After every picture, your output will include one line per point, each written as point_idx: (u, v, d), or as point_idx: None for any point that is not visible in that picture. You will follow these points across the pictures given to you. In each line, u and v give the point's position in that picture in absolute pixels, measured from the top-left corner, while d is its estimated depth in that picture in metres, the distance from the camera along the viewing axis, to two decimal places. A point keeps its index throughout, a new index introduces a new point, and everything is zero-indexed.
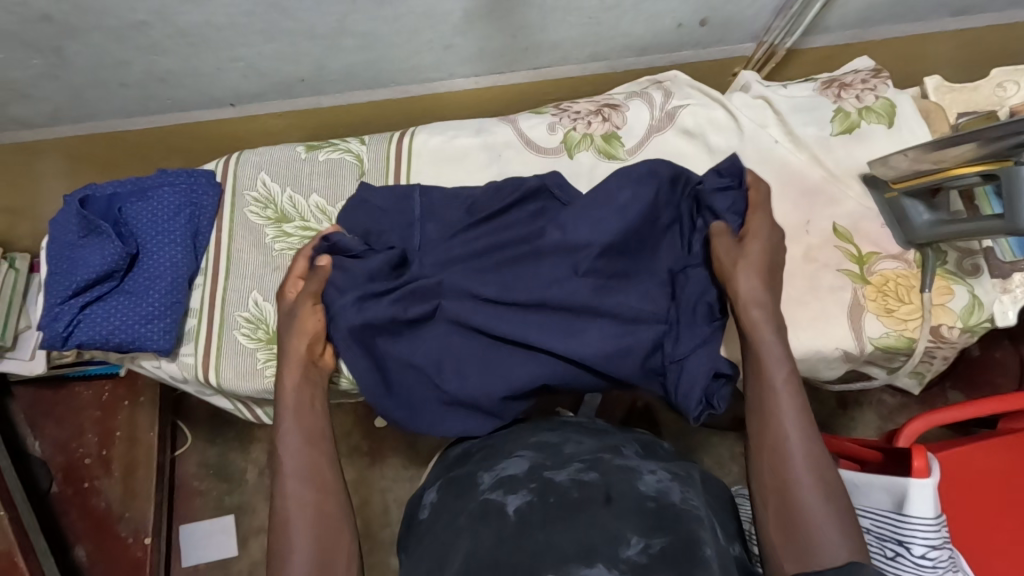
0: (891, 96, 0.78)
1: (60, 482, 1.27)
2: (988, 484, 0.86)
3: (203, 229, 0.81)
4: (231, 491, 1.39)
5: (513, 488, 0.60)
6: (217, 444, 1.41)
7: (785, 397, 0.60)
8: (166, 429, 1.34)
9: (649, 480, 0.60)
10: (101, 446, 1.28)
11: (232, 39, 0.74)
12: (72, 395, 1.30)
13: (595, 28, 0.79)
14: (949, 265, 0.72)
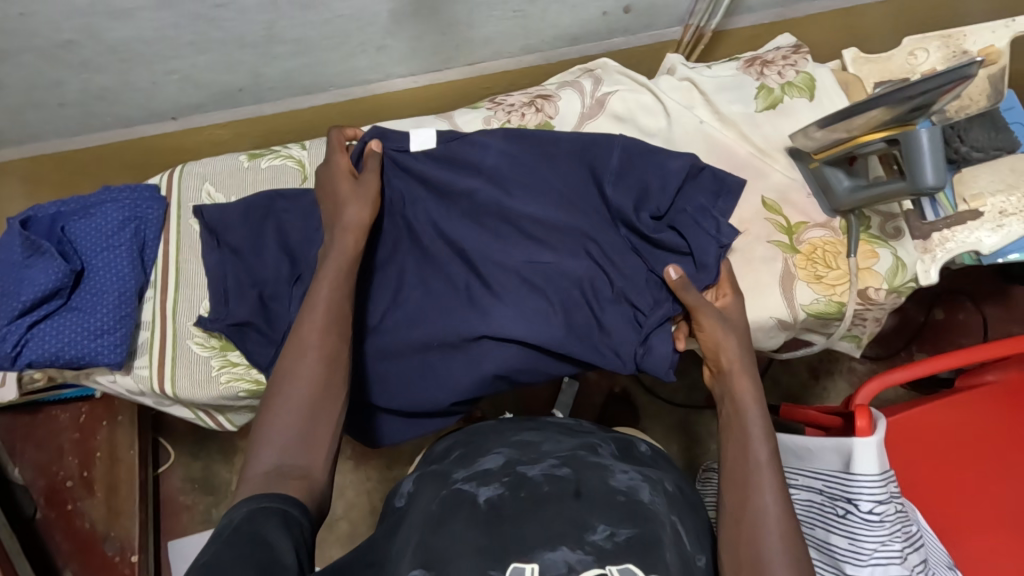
0: (810, 71, 0.80)
1: (42, 506, 1.27)
2: (940, 436, 0.89)
3: (149, 243, 0.82)
4: (216, 503, 1.41)
5: (486, 481, 0.59)
6: (201, 457, 1.43)
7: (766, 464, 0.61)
8: (145, 445, 1.35)
9: (621, 476, 0.61)
10: (82, 467, 1.28)
11: (163, 53, 0.75)
12: (49, 419, 1.29)
13: (522, 21, 0.80)
14: (873, 229, 0.75)
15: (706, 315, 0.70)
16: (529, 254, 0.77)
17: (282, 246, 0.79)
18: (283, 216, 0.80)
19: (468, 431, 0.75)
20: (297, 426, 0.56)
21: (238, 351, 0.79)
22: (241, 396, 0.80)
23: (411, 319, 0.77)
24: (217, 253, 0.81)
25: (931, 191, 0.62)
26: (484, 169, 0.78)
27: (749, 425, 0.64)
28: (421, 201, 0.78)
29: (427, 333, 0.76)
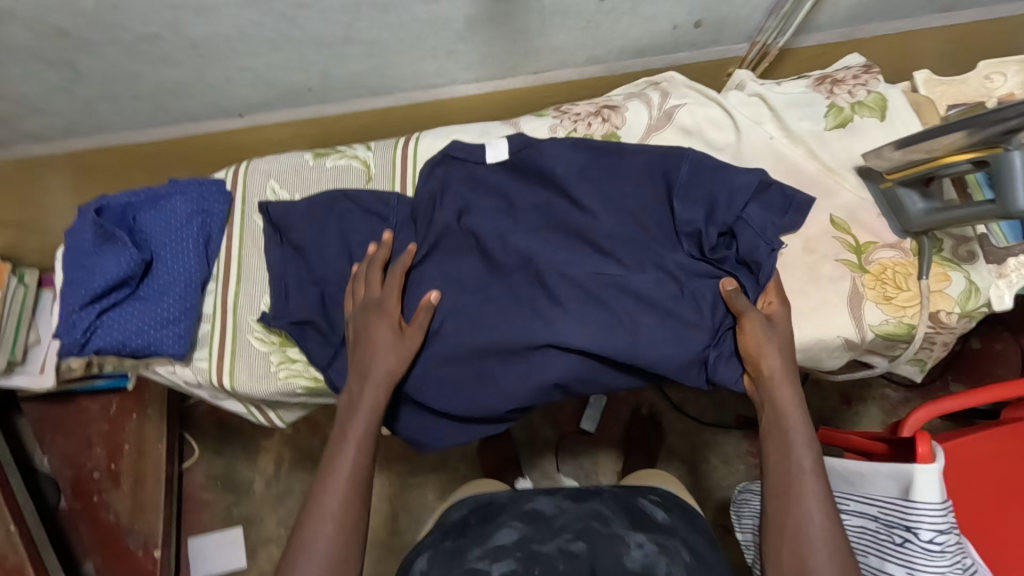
0: (882, 91, 0.80)
1: (67, 496, 1.32)
2: (1001, 469, 0.87)
3: (214, 236, 0.82)
4: (238, 502, 1.41)
5: (498, 558, 0.71)
6: (223, 455, 1.43)
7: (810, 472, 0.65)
8: (175, 441, 1.36)
9: (634, 555, 0.70)
10: (110, 459, 1.31)
11: (241, 50, 0.76)
12: (79, 411, 1.33)
13: (593, 32, 0.81)
14: (945, 252, 0.74)
15: (751, 323, 0.71)
16: (594, 266, 0.76)
17: (346, 246, 0.80)
18: (348, 216, 0.81)
19: (480, 499, 0.87)
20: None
21: (298, 347, 0.79)
22: (298, 392, 0.80)
23: (472, 323, 0.77)
24: (280, 250, 0.82)
25: (1021, 215, 0.60)
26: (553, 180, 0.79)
27: (791, 436, 0.66)
28: (491, 215, 0.80)
29: (487, 337, 0.75)
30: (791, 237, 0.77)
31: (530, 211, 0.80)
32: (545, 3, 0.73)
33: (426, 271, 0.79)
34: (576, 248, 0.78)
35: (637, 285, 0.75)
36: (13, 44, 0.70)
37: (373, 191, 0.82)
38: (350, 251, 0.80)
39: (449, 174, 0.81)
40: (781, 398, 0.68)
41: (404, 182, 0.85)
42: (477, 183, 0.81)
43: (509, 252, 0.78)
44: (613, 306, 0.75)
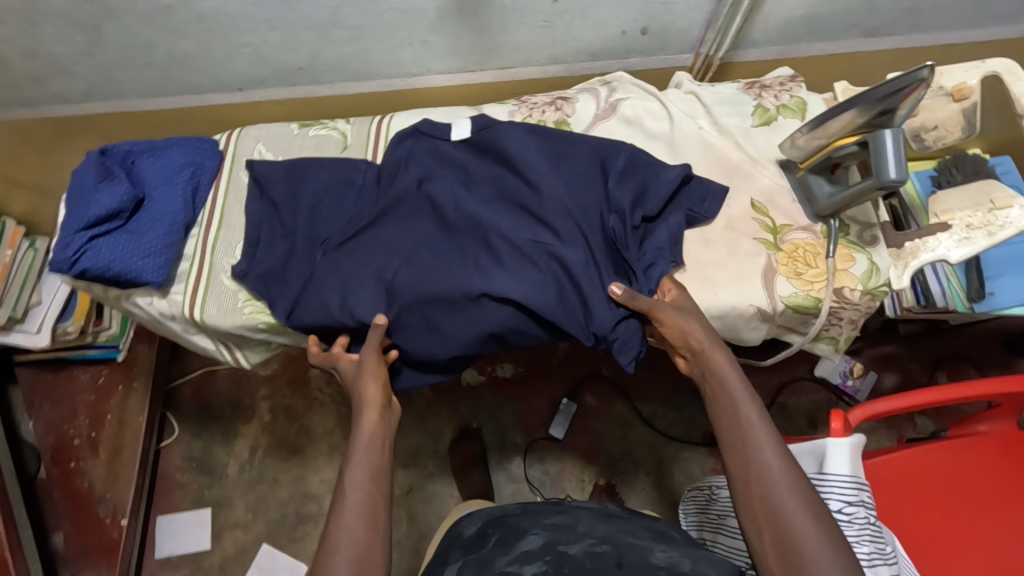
0: (803, 96, 0.90)
1: (46, 464, 1.38)
2: (924, 475, 1.01)
3: (202, 187, 0.92)
4: (209, 486, 1.44)
5: (528, 561, 0.73)
6: (202, 438, 1.48)
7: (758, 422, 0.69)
8: (154, 416, 1.43)
9: (660, 555, 0.74)
10: (91, 428, 1.39)
11: (241, 26, 0.88)
12: (69, 379, 1.43)
13: (550, 32, 0.92)
14: (851, 236, 0.82)
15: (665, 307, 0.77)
16: (533, 231, 0.83)
17: (316, 203, 0.89)
18: (322, 176, 0.90)
19: (492, 514, 0.92)
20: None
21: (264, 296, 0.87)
22: (260, 328, 0.88)
23: (415, 275, 0.82)
24: (262, 207, 0.91)
25: (895, 187, 0.69)
26: (505, 157, 0.87)
27: (733, 391, 0.71)
28: (446, 181, 0.87)
29: (427, 287, 0.81)
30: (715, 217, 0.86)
31: (482, 180, 0.87)
32: (505, 1, 0.85)
33: (382, 228, 0.86)
34: (519, 215, 0.85)
35: (571, 250, 0.81)
36: (49, 6, 0.82)
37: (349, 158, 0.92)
38: (318, 209, 0.89)
39: (414, 148, 0.90)
40: (717, 362, 0.74)
41: (375, 150, 0.95)
42: (439, 156, 0.89)
43: (458, 214, 0.85)
44: (547, 268, 0.81)
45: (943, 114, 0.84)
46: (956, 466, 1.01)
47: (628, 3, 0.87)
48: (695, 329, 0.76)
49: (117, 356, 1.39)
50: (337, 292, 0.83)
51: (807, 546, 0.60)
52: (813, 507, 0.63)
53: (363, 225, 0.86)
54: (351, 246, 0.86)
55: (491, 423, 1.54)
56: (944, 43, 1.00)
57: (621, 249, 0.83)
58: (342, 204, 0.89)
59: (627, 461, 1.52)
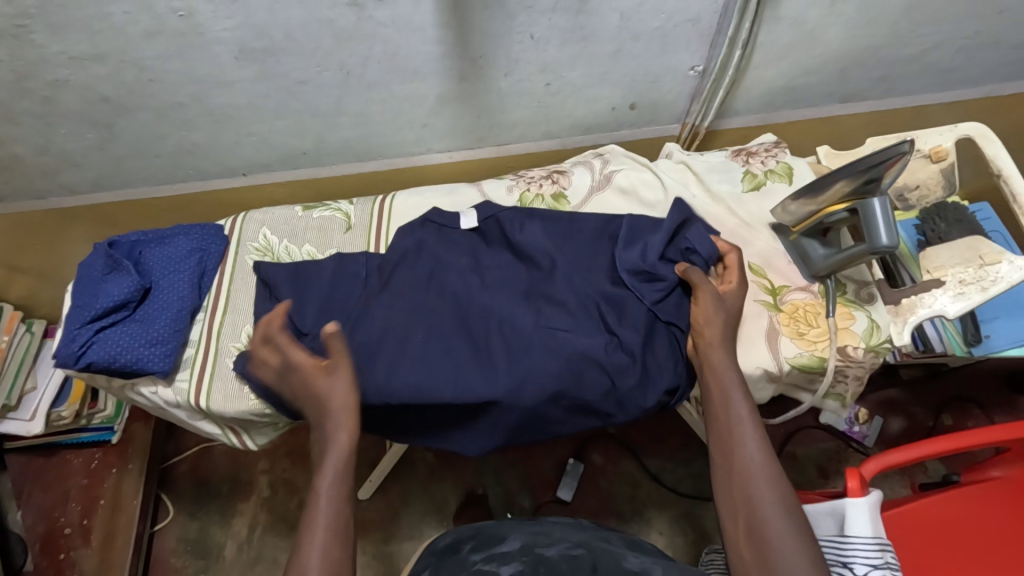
0: (788, 161, 0.94)
1: (34, 555, 1.31)
2: (940, 524, 1.00)
3: (208, 271, 0.94)
4: (206, 570, 1.38)
5: (504, 561, 0.73)
6: (199, 518, 1.42)
7: (746, 418, 0.72)
8: (150, 496, 1.39)
9: (634, 561, 0.74)
10: (84, 514, 1.35)
11: (249, 117, 0.91)
12: (61, 463, 1.40)
13: (544, 110, 0.96)
14: (849, 294, 0.84)
15: (704, 294, 0.81)
16: (550, 313, 0.86)
17: (326, 299, 0.90)
18: (328, 271, 0.92)
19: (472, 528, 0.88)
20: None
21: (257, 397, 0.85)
22: (267, 413, 0.86)
23: (427, 374, 0.82)
24: (264, 299, 0.91)
25: (886, 253, 0.71)
26: (514, 245, 0.91)
27: (728, 388, 0.74)
28: (453, 267, 0.90)
29: (437, 391, 0.81)
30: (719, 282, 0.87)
31: (495, 266, 0.91)
32: (501, 85, 0.89)
33: (396, 315, 0.87)
34: (533, 300, 0.87)
35: (597, 336, 0.83)
36: (63, 108, 0.86)
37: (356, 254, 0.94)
38: (328, 304, 0.90)
39: (423, 238, 0.93)
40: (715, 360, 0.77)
41: (376, 232, 0.97)
42: (447, 245, 0.92)
43: (473, 302, 0.87)
44: (572, 348, 0.82)
45: (923, 174, 0.89)
46: (966, 509, 1.01)
47: (617, 82, 0.92)
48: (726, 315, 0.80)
49: (111, 437, 1.37)
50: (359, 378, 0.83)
51: (773, 532, 0.64)
52: (790, 509, 0.66)
53: (373, 319, 0.87)
54: (361, 327, 0.86)
55: (497, 489, 1.50)
56: (916, 105, 1.06)
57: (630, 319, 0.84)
58: (347, 293, 0.91)
59: (640, 521, 1.48)
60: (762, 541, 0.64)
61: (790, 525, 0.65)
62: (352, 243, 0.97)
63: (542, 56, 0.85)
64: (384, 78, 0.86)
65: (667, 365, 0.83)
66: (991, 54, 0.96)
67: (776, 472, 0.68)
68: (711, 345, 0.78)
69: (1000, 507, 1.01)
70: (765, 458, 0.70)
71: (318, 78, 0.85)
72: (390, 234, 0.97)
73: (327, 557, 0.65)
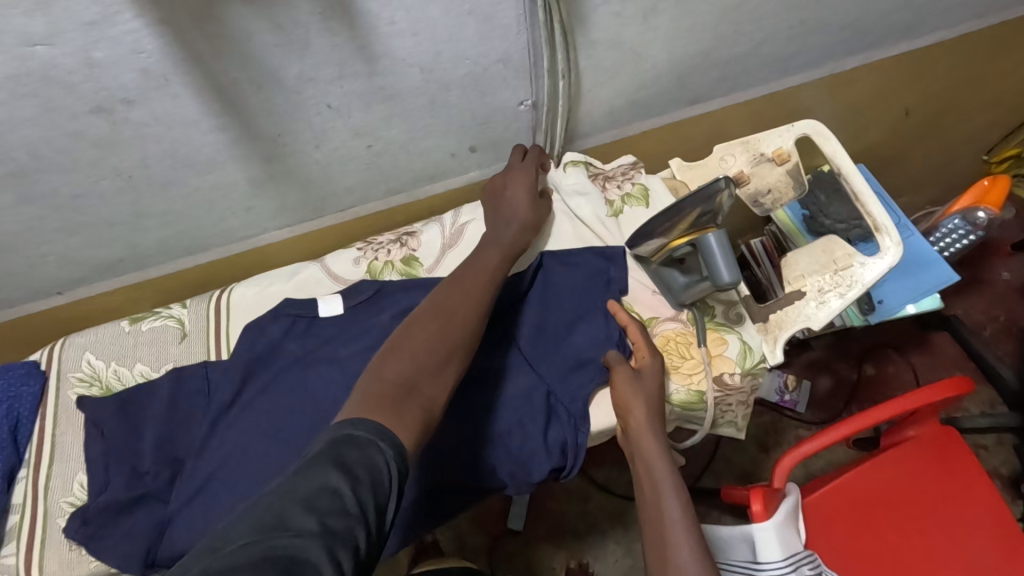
0: (645, 182, 0.90)
1: None
2: (867, 501, 1.01)
3: (24, 421, 0.82)
4: None
5: None
6: None
7: (679, 519, 0.64)
8: None
9: None
10: None
11: (34, 239, 0.80)
12: None
13: (377, 171, 0.89)
14: (718, 317, 0.81)
15: (621, 375, 0.74)
16: None
17: (164, 427, 0.79)
18: (164, 394, 0.81)
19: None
20: (439, 354, 0.61)
21: (96, 557, 0.76)
22: (114, 571, 0.77)
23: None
24: (92, 440, 0.80)
25: (732, 288, 0.70)
26: (368, 326, 0.83)
27: (659, 483, 0.67)
28: (302, 364, 0.81)
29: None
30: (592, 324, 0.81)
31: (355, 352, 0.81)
32: (316, 157, 0.81)
33: (243, 427, 0.78)
34: None
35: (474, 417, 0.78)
36: None
37: (197, 365, 0.84)
38: (167, 433, 0.79)
39: (273, 337, 0.83)
40: (645, 447, 0.70)
41: (215, 335, 0.87)
42: (294, 337, 0.83)
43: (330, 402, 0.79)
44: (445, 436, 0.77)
45: (772, 178, 0.87)
46: (889, 476, 1.03)
47: (446, 131, 0.85)
48: (653, 391, 0.73)
49: None
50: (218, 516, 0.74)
51: None
52: None
53: (219, 444, 0.78)
54: (208, 452, 0.78)
55: (445, 535, 1.44)
56: (765, 94, 1.03)
57: (510, 396, 0.78)
58: (190, 414, 0.81)
59: (594, 538, 1.44)
60: None
61: None
62: (190, 353, 0.86)
63: (350, 122, 0.77)
64: (176, 175, 0.76)
65: (555, 438, 0.77)
66: (820, 36, 0.93)
67: None
68: (638, 434, 0.70)
69: (913, 471, 1.03)
70: (703, 563, 0.62)
71: (96, 189, 0.74)
72: (230, 339, 0.87)
73: (438, 333, 0.63)
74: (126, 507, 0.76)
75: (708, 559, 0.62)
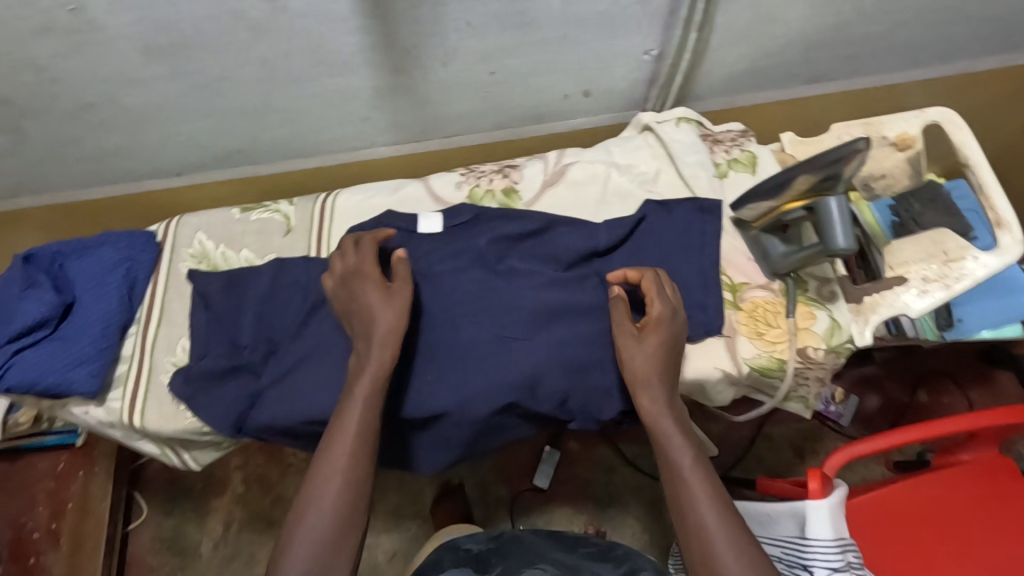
0: (754, 150, 0.89)
1: (6, 561, 1.25)
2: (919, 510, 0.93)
3: (139, 282, 0.88)
4: (183, 566, 1.35)
5: None
6: (174, 514, 1.39)
7: (691, 470, 0.68)
8: (121, 499, 1.33)
9: None
10: (51, 519, 1.27)
11: (170, 117, 0.85)
12: (26, 467, 1.32)
13: (491, 100, 0.90)
14: (810, 292, 0.81)
15: (623, 336, 0.74)
16: (498, 315, 0.82)
17: (262, 312, 0.84)
18: (265, 279, 0.86)
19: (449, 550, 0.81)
20: (343, 518, 0.67)
21: (193, 414, 0.82)
22: (206, 430, 0.83)
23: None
24: (200, 308, 0.87)
25: (843, 255, 0.71)
26: (464, 247, 0.86)
27: (671, 439, 0.70)
28: (397, 270, 0.85)
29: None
30: (683, 274, 0.82)
31: (448, 267, 0.85)
32: (441, 76, 0.83)
33: (336, 317, 0.83)
34: (487, 302, 0.83)
35: (556, 347, 0.80)
36: None
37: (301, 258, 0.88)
38: (263, 315, 0.84)
39: (374, 243, 0.87)
40: (647, 407, 0.72)
41: (318, 234, 0.91)
42: (392, 244, 0.87)
43: (421, 309, 0.83)
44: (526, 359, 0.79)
45: (889, 163, 0.86)
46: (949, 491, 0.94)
47: (566, 70, 0.86)
48: (642, 362, 0.73)
49: (76, 439, 1.28)
50: (305, 397, 0.79)
51: None
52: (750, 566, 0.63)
53: (316, 331, 0.83)
54: (304, 337, 0.82)
55: (477, 478, 1.49)
56: (886, 83, 1.00)
57: (590, 333, 0.81)
58: (280, 300, 0.85)
59: (620, 506, 1.46)
60: None
61: None
62: (292, 247, 0.91)
63: (481, 44, 0.79)
64: (311, 73, 0.80)
65: None
66: (959, 30, 0.91)
67: (729, 526, 0.65)
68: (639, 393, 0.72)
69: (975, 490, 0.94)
70: (719, 514, 0.66)
71: (239, 74, 0.78)
72: (332, 238, 0.91)
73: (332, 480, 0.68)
74: (225, 374, 0.82)
75: (726, 510, 0.66)
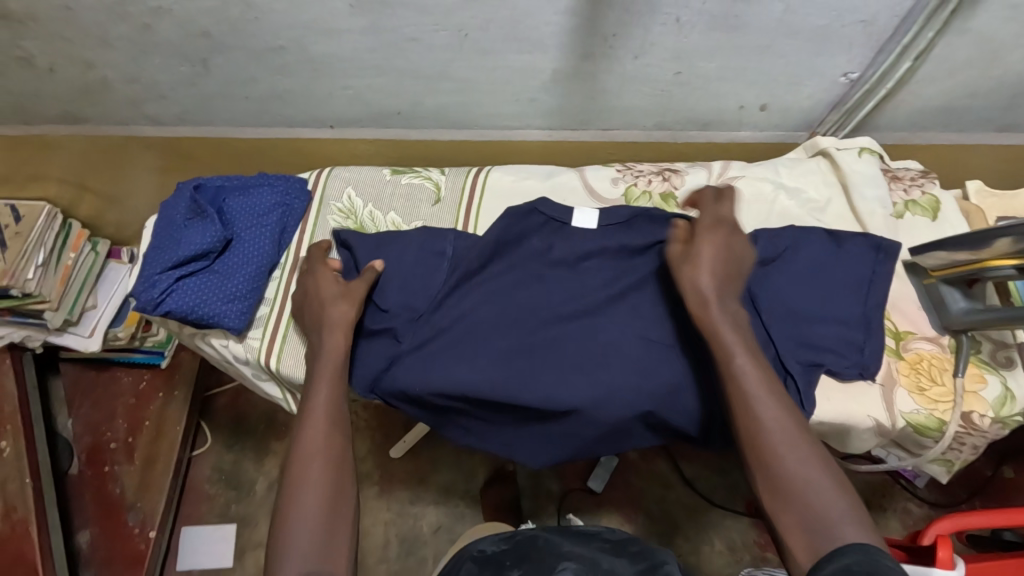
0: (936, 194, 0.84)
1: (80, 463, 1.26)
2: None
3: (289, 228, 0.90)
4: (237, 500, 1.29)
5: None
6: (234, 450, 1.34)
7: (754, 376, 0.61)
8: (192, 426, 1.32)
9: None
10: (129, 432, 1.29)
11: (348, 70, 0.85)
12: (111, 380, 1.33)
13: (664, 99, 0.87)
14: (983, 354, 0.76)
15: (674, 258, 0.72)
16: (644, 321, 0.81)
17: (405, 277, 0.83)
18: (411, 244, 0.86)
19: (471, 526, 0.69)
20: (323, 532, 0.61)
21: None
22: None
23: (508, 372, 0.78)
24: (349, 264, 0.87)
25: None
26: (616, 245, 0.84)
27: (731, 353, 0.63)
28: (546, 258, 0.84)
29: (513, 390, 0.77)
30: (850, 309, 0.77)
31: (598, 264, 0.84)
32: (626, 68, 0.81)
33: (478, 293, 0.82)
34: (633, 305, 0.82)
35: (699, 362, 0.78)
36: (161, 37, 0.80)
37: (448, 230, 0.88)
38: (405, 279, 0.83)
39: (524, 226, 0.85)
40: (711, 315, 0.66)
41: (467, 210, 0.91)
42: (541, 230, 0.86)
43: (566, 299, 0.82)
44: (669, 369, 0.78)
45: None
46: None
47: (754, 80, 0.83)
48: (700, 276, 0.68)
49: (163, 360, 1.29)
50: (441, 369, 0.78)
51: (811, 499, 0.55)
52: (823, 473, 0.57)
53: (459, 304, 0.82)
54: (445, 308, 0.82)
55: None
56: None
57: None
58: (425, 267, 0.84)
59: None
60: (815, 522, 0.55)
61: (843, 505, 0.55)
62: (439, 217, 0.91)
63: (680, 43, 0.76)
64: (500, 46, 0.78)
65: None
66: None
67: (797, 430, 0.59)
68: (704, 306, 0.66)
69: None
70: (787, 418, 0.59)
71: (432, 38, 0.78)
72: (479, 215, 0.90)
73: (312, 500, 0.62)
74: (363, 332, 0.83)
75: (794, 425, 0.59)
